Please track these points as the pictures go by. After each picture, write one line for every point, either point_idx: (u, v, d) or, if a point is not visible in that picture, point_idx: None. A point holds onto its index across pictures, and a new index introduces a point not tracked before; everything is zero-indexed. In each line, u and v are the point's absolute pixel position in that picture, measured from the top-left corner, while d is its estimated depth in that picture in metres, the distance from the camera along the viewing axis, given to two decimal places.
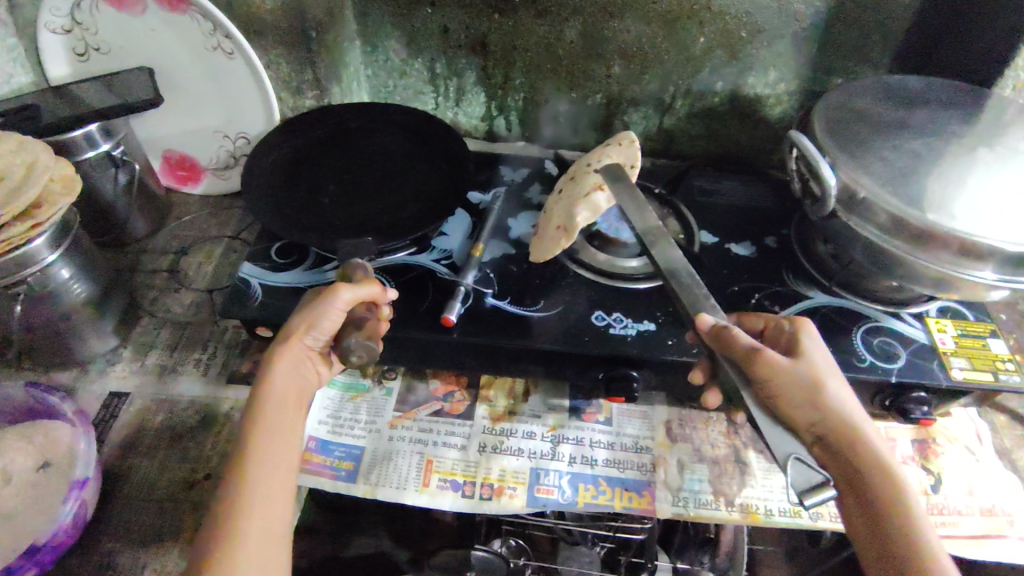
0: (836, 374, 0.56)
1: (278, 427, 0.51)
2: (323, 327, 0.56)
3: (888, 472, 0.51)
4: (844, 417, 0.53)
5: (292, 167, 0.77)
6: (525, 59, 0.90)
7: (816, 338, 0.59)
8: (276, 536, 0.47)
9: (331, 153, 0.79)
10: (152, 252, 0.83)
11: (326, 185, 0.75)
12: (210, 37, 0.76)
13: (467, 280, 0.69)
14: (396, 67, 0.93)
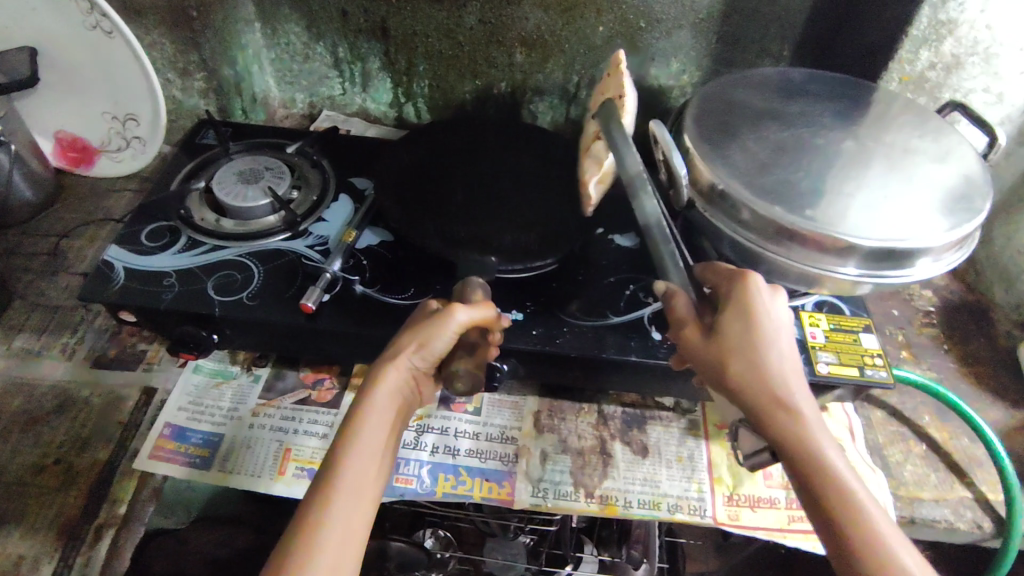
0: (770, 337, 0.51)
1: (366, 446, 0.52)
2: (430, 350, 0.55)
3: (805, 449, 0.49)
4: (761, 392, 0.51)
5: (413, 177, 0.76)
6: (426, 45, 0.89)
7: (761, 290, 0.53)
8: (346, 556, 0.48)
9: (452, 150, 0.80)
10: (36, 234, 0.82)
11: (448, 179, 0.76)
12: (89, 16, 0.74)
13: (335, 267, 0.68)
14: (298, 50, 0.92)
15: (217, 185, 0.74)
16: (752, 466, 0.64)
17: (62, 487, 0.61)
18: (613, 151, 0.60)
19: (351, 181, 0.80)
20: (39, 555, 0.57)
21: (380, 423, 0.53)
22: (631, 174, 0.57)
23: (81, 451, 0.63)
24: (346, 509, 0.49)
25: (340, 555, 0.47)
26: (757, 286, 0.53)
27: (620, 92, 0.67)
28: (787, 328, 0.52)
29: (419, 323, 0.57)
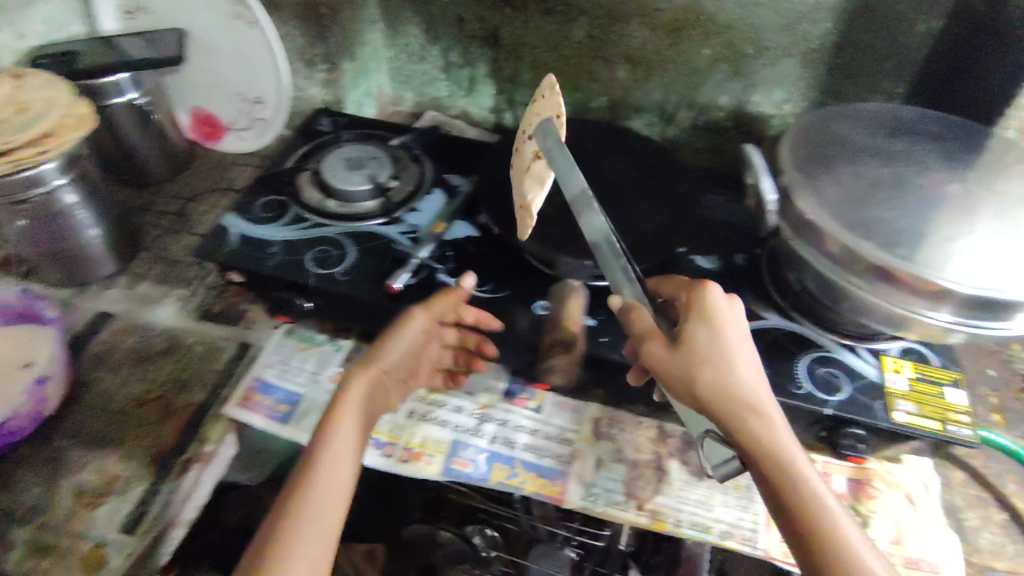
0: (733, 344, 0.54)
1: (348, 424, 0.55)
2: (394, 350, 0.62)
3: (778, 450, 0.50)
4: (726, 398, 0.52)
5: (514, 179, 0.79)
6: (533, 56, 0.93)
7: (723, 302, 0.56)
8: (328, 523, 0.49)
9: None
10: (165, 196, 0.91)
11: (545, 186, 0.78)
12: (235, 7, 0.82)
13: (421, 254, 0.73)
14: (414, 52, 0.98)
15: (325, 167, 0.80)
16: (722, 479, 0.54)
17: (160, 420, 0.68)
18: (557, 172, 0.62)
19: (446, 176, 0.84)
20: (133, 476, 0.64)
21: (359, 414, 0.57)
22: (574, 194, 0.61)
23: (179, 392, 0.70)
24: (330, 478, 0.52)
25: (325, 520, 0.49)
26: (719, 297, 0.57)
27: (553, 111, 0.67)
28: (743, 335, 0.55)
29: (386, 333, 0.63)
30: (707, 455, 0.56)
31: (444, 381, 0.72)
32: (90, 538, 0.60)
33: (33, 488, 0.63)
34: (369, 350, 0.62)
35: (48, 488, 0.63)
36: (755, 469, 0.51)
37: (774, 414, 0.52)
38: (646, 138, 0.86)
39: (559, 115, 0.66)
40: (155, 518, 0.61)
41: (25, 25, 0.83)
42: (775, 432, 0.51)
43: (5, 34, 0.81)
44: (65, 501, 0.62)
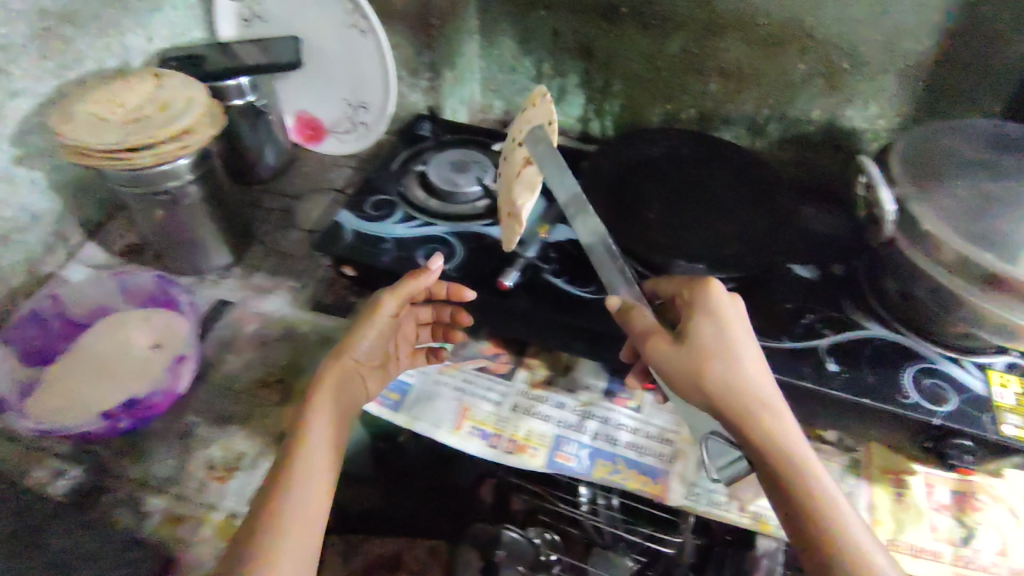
0: (739, 341, 0.60)
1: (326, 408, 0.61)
2: (364, 339, 0.66)
3: (779, 438, 0.55)
4: (733, 391, 0.58)
5: (616, 183, 0.81)
6: (626, 68, 0.96)
7: (727, 301, 0.62)
8: (320, 490, 0.55)
9: (653, 164, 0.84)
10: (271, 193, 0.96)
11: (648, 191, 0.80)
12: (350, 15, 0.87)
13: (529, 254, 0.76)
14: (507, 62, 1.02)
15: (433, 170, 0.84)
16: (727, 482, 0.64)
17: (281, 402, 0.72)
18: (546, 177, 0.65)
19: (544, 182, 0.87)
20: (259, 453, 0.68)
21: (343, 392, 0.63)
22: (568, 198, 0.65)
23: (297, 376, 0.74)
24: (325, 450, 0.58)
25: (308, 491, 0.55)
26: (722, 296, 0.62)
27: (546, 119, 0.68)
28: (744, 334, 0.61)
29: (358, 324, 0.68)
30: (713, 458, 0.66)
31: (426, 359, 0.76)
32: (222, 509, 0.64)
33: (168, 460, 0.67)
34: (347, 335, 0.67)
35: (182, 460, 0.67)
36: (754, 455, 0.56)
37: (780, 407, 0.58)
38: (741, 149, 0.89)
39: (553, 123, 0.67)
40: None
41: (153, 29, 0.87)
42: (779, 422, 0.57)
43: (137, 36, 0.85)
44: (197, 473, 0.66)
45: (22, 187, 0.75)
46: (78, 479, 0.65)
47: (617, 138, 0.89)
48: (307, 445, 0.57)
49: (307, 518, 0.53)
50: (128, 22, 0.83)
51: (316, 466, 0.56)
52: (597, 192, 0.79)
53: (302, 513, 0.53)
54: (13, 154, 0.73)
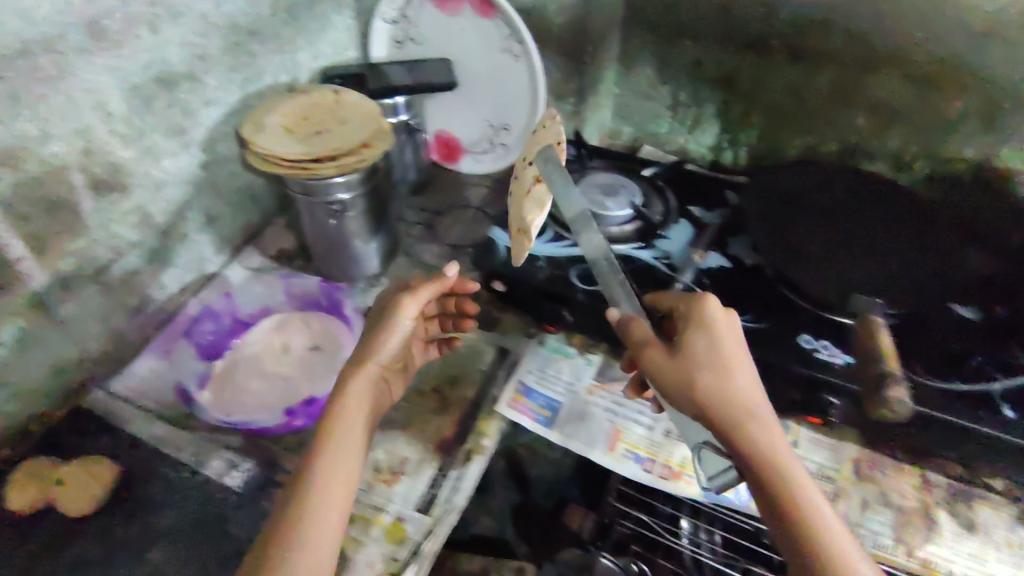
0: (733, 355, 0.57)
1: (354, 415, 0.58)
2: (388, 347, 0.62)
3: (769, 453, 0.53)
4: (726, 407, 0.55)
5: (771, 213, 0.83)
6: (768, 99, 0.96)
7: (721, 312, 0.60)
8: (342, 485, 0.54)
9: (807, 195, 0.86)
10: (412, 208, 0.99)
11: (802, 223, 0.81)
12: (506, 41, 0.90)
13: (685, 279, 0.76)
14: (643, 90, 1.05)
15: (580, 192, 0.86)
16: (719, 489, 0.59)
17: (438, 412, 0.73)
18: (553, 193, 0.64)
19: (690, 209, 0.88)
20: (422, 461, 0.69)
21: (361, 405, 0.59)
22: (573, 213, 0.65)
23: (452, 388, 0.75)
24: (343, 458, 0.55)
25: (326, 490, 0.53)
26: (717, 307, 0.60)
27: (554, 139, 0.67)
28: (739, 347, 0.58)
29: (372, 325, 0.65)
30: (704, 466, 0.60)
31: (438, 351, 0.77)
32: (390, 513, 0.64)
33: None
34: (356, 349, 0.63)
35: None
36: (749, 475, 0.54)
37: (768, 420, 0.56)
38: (897, 184, 0.88)
39: (561, 144, 0.66)
40: (446, 501, 0.65)
41: (319, 48, 0.91)
42: (772, 439, 0.54)
43: (306, 54, 0.89)
44: (363, 475, 0.67)
45: (203, 192, 0.78)
46: (250, 472, 0.65)
47: (765, 169, 0.90)
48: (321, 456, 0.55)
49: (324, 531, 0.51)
50: (302, 40, 0.87)
51: (329, 475, 0.54)
52: (757, 229, 0.80)
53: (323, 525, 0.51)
54: (200, 161, 0.76)
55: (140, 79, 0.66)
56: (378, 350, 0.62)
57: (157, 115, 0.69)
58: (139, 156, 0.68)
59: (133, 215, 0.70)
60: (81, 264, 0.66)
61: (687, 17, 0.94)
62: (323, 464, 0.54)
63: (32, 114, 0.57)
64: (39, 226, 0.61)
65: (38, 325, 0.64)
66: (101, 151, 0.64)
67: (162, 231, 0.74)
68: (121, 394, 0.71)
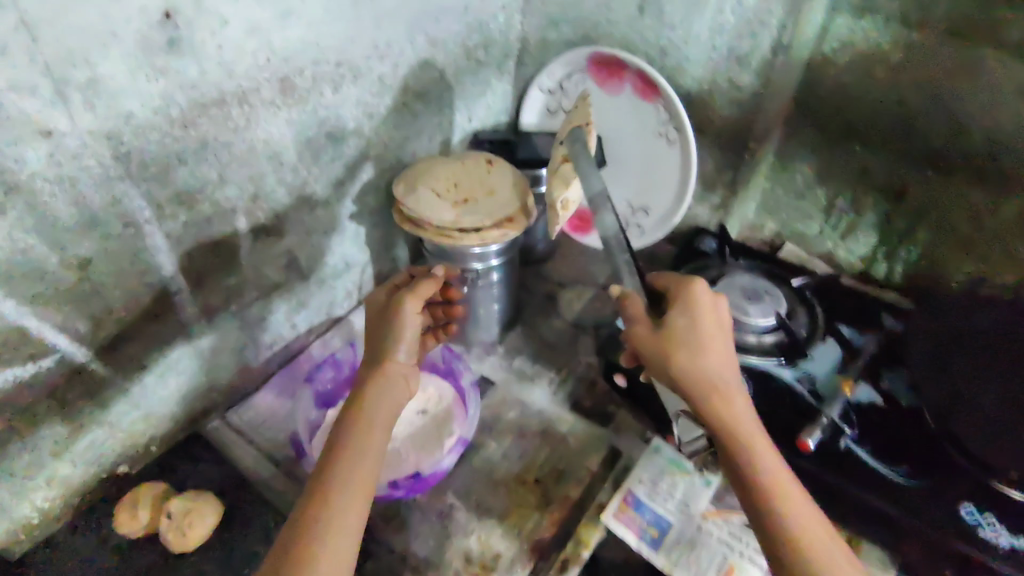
0: (710, 333, 0.58)
1: (381, 399, 0.59)
2: (406, 340, 0.64)
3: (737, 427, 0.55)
4: (701, 385, 0.56)
5: (949, 346, 0.72)
6: (939, 219, 0.87)
7: (707, 294, 0.60)
8: (371, 452, 0.55)
9: (1011, 327, 0.72)
10: (537, 276, 0.97)
11: (991, 362, 0.69)
12: (662, 125, 0.87)
13: (834, 412, 0.68)
14: (797, 187, 0.98)
15: (722, 292, 0.81)
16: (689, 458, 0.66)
17: (539, 507, 0.69)
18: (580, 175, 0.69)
19: (840, 327, 0.80)
20: (515, 560, 0.64)
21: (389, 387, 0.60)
22: (593, 193, 0.67)
23: (557, 482, 0.71)
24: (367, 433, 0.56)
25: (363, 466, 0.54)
26: (704, 289, 0.60)
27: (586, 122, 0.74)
28: (719, 327, 0.59)
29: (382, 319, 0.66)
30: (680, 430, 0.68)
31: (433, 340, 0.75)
32: None
33: (426, 540, 0.66)
34: (369, 342, 0.65)
35: (440, 545, 0.65)
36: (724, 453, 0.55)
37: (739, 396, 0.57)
38: None
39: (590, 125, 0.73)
40: None
41: (476, 111, 0.92)
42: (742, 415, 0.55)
43: (462, 116, 0.90)
44: (454, 563, 0.64)
45: (347, 241, 0.80)
46: None
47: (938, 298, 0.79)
48: (349, 436, 0.55)
49: (352, 484, 0.53)
50: (461, 102, 0.89)
51: (354, 436, 0.56)
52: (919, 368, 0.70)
53: (359, 473, 0.53)
54: (350, 211, 0.78)
55: (314, 132, 0.68)
56: (393, 354, 0.63)
57: (321, 166, 0.71)
58: (298, 203, 0.70)
59: (282, 257, 0.72)
60: (228, 299, 0.68)
61: (862, 121, 0.87)
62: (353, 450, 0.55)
63: (216, 161, 0.60)
64: (199, 263, 0.63)
65: (181, 353, 0.66)
66: (267, 197, 0.67)
67: (304, 274, 0.76)
68: (236, 425, 0.73)
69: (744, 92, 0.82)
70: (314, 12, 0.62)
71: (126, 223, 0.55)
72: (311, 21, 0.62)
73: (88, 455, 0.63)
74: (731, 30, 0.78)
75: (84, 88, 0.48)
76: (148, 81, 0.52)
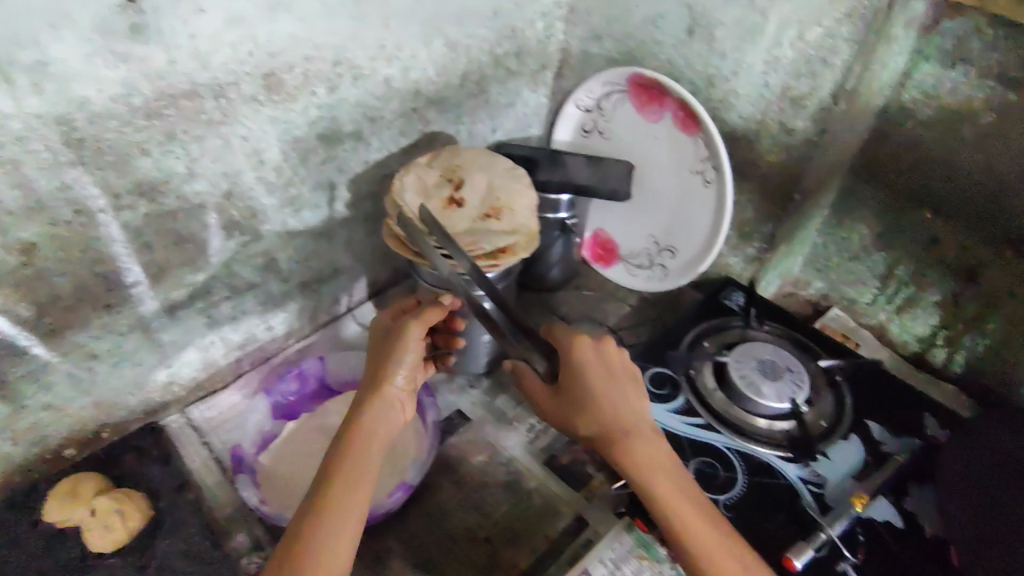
0: (604, 386, 0.58)
1: (377, 413, 0.57)
2: (406, 366, 0.61)
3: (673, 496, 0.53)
4: (624, 453, 0.56)
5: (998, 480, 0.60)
6: (1017, 311, 0.74)
7: (593, 348, 0.60)
8: (366, 464, 0.53)
9: None
10: (544, 307, 0.90)
11: None
12: (699, 162, 0.77)
13: (834, 529, 0.59)
14: (852, 249, 0.86)
15: (734, 360, 0.71)
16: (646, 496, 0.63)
17: (482, 571, 0.62)
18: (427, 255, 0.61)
19: (869, 424, 0.70)
20: None
21: (384, 411, 0.57)
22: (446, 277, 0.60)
23: (508, 545, 0.64)
24: (356, 446, 0.54)
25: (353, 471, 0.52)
26: (586, 340, 0.60)
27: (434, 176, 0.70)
28: (616, 381, 0.59)
29: (386, 342, 0.63)
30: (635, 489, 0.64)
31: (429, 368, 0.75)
32: None
33: None
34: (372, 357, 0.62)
35: None
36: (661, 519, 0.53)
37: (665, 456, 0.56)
38: None
39: (435, 176, 0.70)
40: None
41: (500, 121, 0.86)
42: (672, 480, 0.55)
43: (483, 126, 0.84)
44: None
45: (336, 246, 0.76)
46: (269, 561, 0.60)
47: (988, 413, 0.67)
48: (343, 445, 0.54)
49: (350, 502, 0.50)
50: (483, 111, 0.82)
51: (350, 446, 0.54)
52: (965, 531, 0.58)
53: (352, 476, 0.52)
54: (342, 216, 0.74)
55: (303, 132, 0.64)
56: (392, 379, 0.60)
57: (310, 168, 0.67)
58: (280, 203, 0.66)
59: (259, 257, 0.68)
60: (194, 295, 0.65)
61: (938, 186, 0.75)
62: (351, 456, 0.53)
63: (184, 153, 0.56)
64: (160, 256, 0.60)
65: (138, 345, 0.64)
66: (243, 195, 0.63)
67: (284, 276, 0.72)
68: (196, 423, 0.70)
69: (795, 138, 0.72)
70: (308, 5, 0.57)
71: (77, 211, 0.53)
72: (305, 16, 0.57)
73: (30, 436, 0.61)
74: (788, 66, 0.68)
75: (32, 69, 0.46)
76: (106, 67, 0.49)
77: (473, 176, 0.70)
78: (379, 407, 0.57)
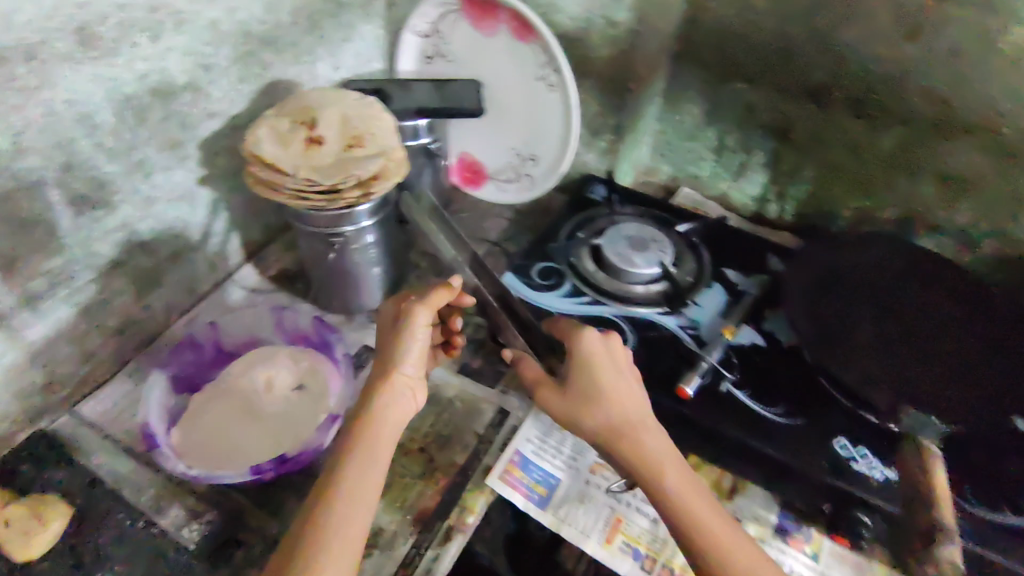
0: (609, 378, 0.57)
1: (380, 421, 0.54)
2: (411, 359, 0.58)
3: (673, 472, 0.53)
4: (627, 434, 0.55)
5: (822, 288, 0.74)
6: (823, 155, 0.86)
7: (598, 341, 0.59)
8: (372, 473, 0.51)
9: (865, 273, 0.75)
10: None
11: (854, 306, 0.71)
12: (542, 68, 0.82)
13: (712, 357, 0.69)
14: (687, 130, 0.97)
15: (607, 243, 0.79)
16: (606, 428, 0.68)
17: (423, 475, 0.66)
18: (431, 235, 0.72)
19: (725, 271, 0.81)
20: (396, 533, 0.61)
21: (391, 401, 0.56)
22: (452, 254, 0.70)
23: (442, 449, 0.68)
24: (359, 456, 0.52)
25: (355, 491, 0.50)
26: (594, 336, 0.59)
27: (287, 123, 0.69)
28: (621, 370, 0.58)
29: (387, 335, 0.60)
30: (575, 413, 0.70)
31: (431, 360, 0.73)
32: None
33: None
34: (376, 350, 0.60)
35: None
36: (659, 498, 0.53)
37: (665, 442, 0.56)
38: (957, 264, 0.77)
39: (288, 124, 0.69)
40: None
41: (342, 59, 0.85)
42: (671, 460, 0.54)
43: (326, 65, 0.83)
44: None
45: (200, 209, 0.73)
46: (210, 524, 0.59)
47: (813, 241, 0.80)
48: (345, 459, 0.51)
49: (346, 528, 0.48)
50: (321, 50, 0.81)
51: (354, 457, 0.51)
52: (812, 330, 0.68)
53: (352, 497, 0.49)
54: (197, 175, 0.71)
55: (134, 89, 0.60)
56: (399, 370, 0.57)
57: (151, 128, 0.63)
58: (127, 169, 0.63)
59: (116, 232, 0.64)
60: (54, 282, 0.61)
61: (744, 57, 0.85)
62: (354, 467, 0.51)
63: (4, 126, 0.52)
64: (5, 243, 0.55)
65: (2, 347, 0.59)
66: (83, 165, 0.59)
67: (149, 248, 0.69)
68: (90, 420, 0.67)
69: (620, 29, 0.79)
70: None
71: None
72: None
73: None
74: None
75: None
76: None
77: (326, 113, 0.70)
78: (383, 405, 0.55)
